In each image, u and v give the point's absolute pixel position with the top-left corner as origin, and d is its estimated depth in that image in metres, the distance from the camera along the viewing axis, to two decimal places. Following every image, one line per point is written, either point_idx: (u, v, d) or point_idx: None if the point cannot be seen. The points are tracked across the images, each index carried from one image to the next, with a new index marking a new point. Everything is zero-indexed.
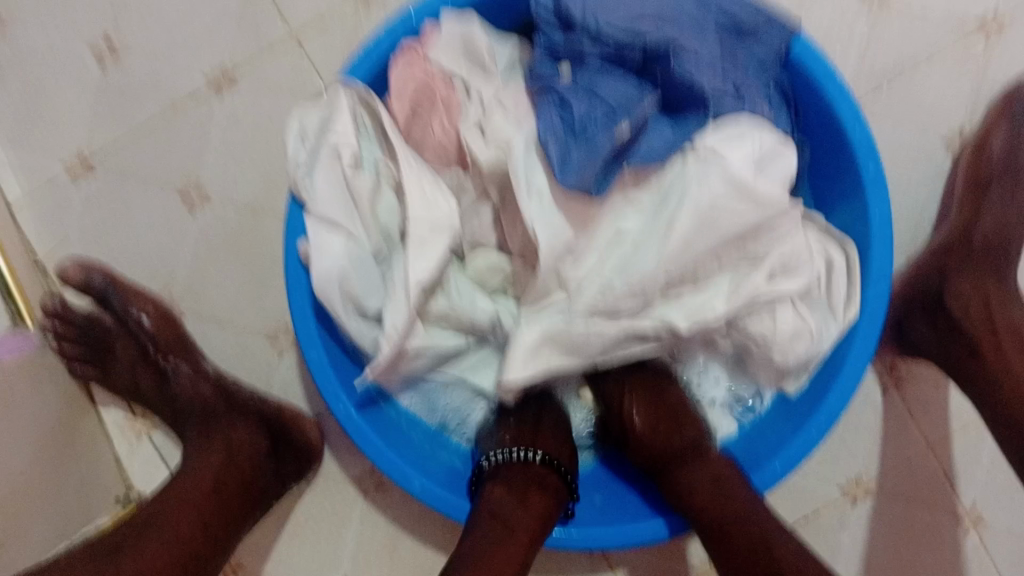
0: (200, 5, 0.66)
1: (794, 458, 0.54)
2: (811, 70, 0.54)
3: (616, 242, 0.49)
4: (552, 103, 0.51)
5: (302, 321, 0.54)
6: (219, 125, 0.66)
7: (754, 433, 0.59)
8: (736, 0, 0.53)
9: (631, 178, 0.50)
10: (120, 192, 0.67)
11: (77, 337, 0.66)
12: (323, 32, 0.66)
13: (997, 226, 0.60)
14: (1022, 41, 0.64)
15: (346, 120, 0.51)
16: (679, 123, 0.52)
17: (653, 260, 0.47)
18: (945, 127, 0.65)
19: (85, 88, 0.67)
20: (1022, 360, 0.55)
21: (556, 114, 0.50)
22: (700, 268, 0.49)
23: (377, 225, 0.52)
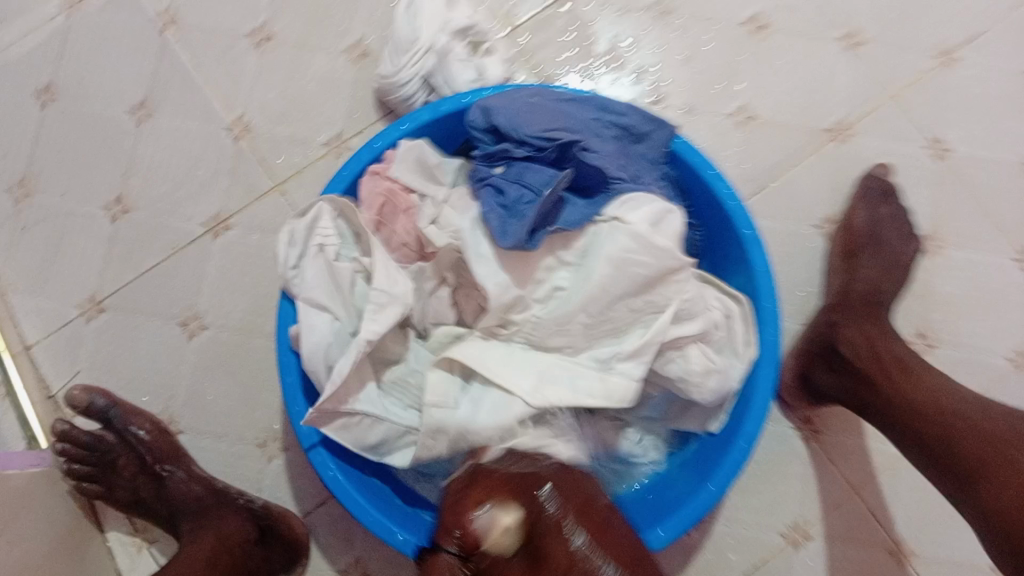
0: (199, 165, 0.81)
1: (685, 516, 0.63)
2: (696, 162, 0.68)
3: (554, 297, 0.63)
4: (487, 194, 0.63)
5: (293, 399, 0.63)
6: (215, 259, 0.78)
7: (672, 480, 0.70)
8: (628, 108, 0.66)
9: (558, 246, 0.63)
10: (126, 322, 0.78)
11: (83, 455, 0.71)
12: (301, 178, 0.80)
13: (869, 283, 0.72)
14: (867, 142, 0.82)
15: (324, 219, 0.64)
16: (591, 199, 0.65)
17: (579, 298, 0.60)
18: (819, 212, 0.80)
19: (99, 241, 0.79)
20: (907, 381, 0.64)
21: (490, 201, 0.63)
22: (618, 308, 0.61)
23: (352, 304, 0.63)
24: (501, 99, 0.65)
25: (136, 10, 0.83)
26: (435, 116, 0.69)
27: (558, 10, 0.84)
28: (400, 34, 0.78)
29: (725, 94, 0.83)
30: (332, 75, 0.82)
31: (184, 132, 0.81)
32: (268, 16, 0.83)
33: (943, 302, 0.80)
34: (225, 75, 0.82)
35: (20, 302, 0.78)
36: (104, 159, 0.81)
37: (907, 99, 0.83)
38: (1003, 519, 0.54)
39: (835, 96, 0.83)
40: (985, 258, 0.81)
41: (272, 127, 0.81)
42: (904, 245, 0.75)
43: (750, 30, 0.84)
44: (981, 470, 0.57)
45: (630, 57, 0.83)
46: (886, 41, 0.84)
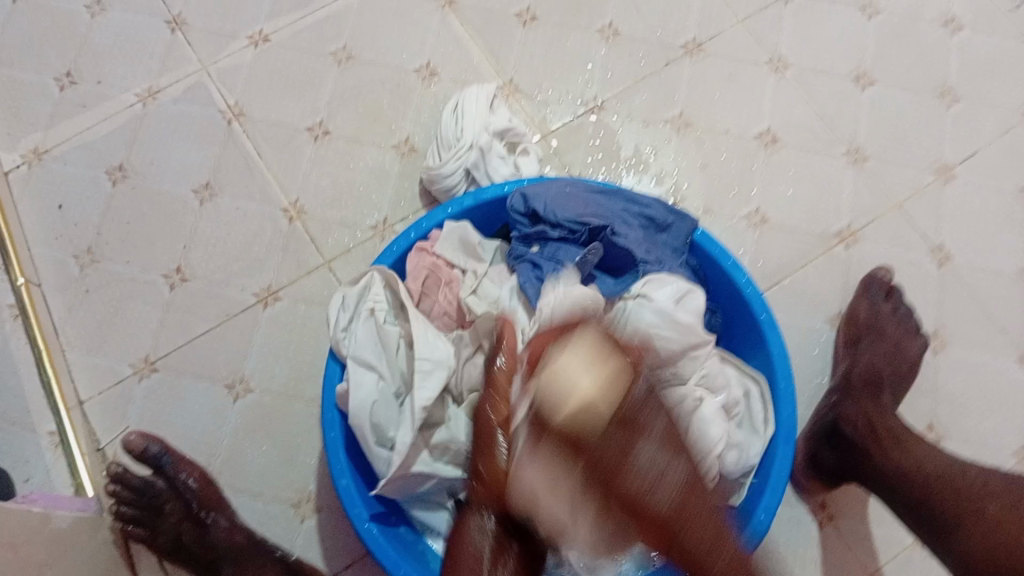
0: (253, 241, 0.87)
1: None
2: (713, 253, 0.75)
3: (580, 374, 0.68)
4: (528, 268, 0.74)
5: (335, 453, 0.66)
6: (262, 326, 0.84)
7: None
8: (654, 201, 0.75)
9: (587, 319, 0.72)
10: (173, 383, 0.82)
11: (132, 499, 0.75)
12: (348, 258, 0.87)
13: (868, 366, 0.78)
14: (872, 246, 0.89)
15: (378, 288, 0.70)
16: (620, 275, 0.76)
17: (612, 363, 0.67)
18: (827, 308, 0.86)
19: (156, 307, 0.84)
20: (899, 451, 0.69)
21: (533, 271, 0.73)
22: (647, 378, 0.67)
23: (396, 365, 0.68)
24: (540, 186, 0.74)
25: (207, 101, 0.91)
26: (478, 201, 0.76)
27: (588, 120, 0.92)
28: (445, 133, 0.88)
29: (741, 198, 0.90)
30: (381, 166, 0.90)
31: (241, 210, 0.88)
32: (326, 111, 0.91)
33: (952, 399, 0.84)
34: (284, 162, 0.90)
35: (76, 359, 0.82)
36: (166, 232, 0.87)
37: (910, 209, 0.90)
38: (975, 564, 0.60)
39: (842, 204, 0.90)
40: (987, 358, 0.86)
41: (324, 210, 0.88)
42: (905, 338, 0.81)
43: (762, 143, 0.92)
44: (961, 523, 0.62)
45: (652, 162, 0.91)
46: (886, 157, 0.92)
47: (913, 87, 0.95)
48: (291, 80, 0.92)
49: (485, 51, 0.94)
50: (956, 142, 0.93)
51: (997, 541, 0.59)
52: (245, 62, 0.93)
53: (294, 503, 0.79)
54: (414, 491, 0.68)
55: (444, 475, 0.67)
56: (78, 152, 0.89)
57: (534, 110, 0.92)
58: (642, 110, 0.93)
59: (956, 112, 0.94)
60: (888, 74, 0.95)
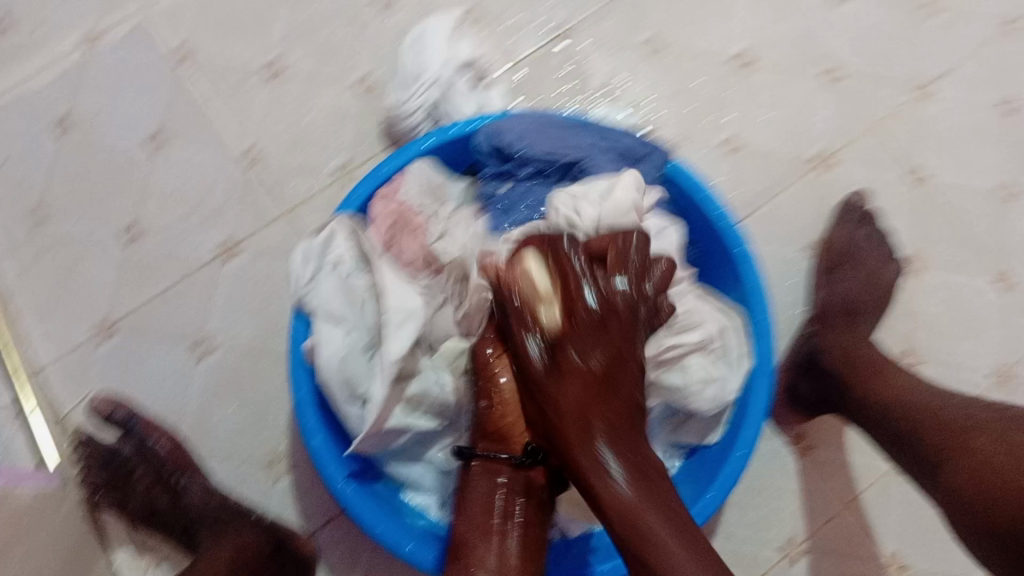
0: (209, 193, 0.83)
1: (712, 504, 0.64)
2: (687, 185, 0.72)
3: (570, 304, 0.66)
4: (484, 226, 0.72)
5: (303, 414, 0.64)
6: (225, 283, 0.81)
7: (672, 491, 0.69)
8: (627, 134, 0.72)
9: None
10: (135, 344, 0.79)
11: (100, 465, 0.74)
12: (308, 206, 0.83)
13: (843, 298, 0.78)
14: (848, 171, 0.87)
15: (340, 240, 0.66)
16: None
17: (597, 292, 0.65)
18: (803, 236, 0.84)
19: (111, 267, 0.81)
20: (879, 382, 0.70)
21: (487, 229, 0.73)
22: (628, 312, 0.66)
23: (364, 319, 0.65)
24: (507, 122, 0.71)
25: (150, 45, 0.86)
26: (440, 142, 0.73)
27: (556, 50, 0.88)
28: (408, 66, 0.82)
29: (714, 126, 0.87)
30: (338, 108, 0.86)
31: (194, 161, 0.84)
32: (277, 52, 0.87)
33: (928, 323, 0.84)
34: (235, 107, 0.85)
35: (33, 325, 0.79)
36: (116, 188, 0.83)
37: (886, 131, 0.88)
38: (957, 493, 0.59)
39: (818, 127, 0.87)
40: (965, 280, 0.85)
41: (280, 157, 0.84)
42: (882, 264, 0.80)
43: (733, 67, 0.89)
44: (946, 455, 0.61)
45: (624, 90, 0.88)
46: (863, 76, 0.89)
47: (888, 1, 0.91)
48: (237, 19, 0.87)
49: None
50: (934, 59, 0.90)
51: (978, 471, 0.58)
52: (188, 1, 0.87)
53: (266, 459, 0.77)
54: (389, 446, 0.66)
55: (419, 427, 0.66)
56: (17, 106, 0.84)
57: (499, 41, 0.88)
58: (609, 36, 0.89)
59: (936, 25, 0.91)
60: None
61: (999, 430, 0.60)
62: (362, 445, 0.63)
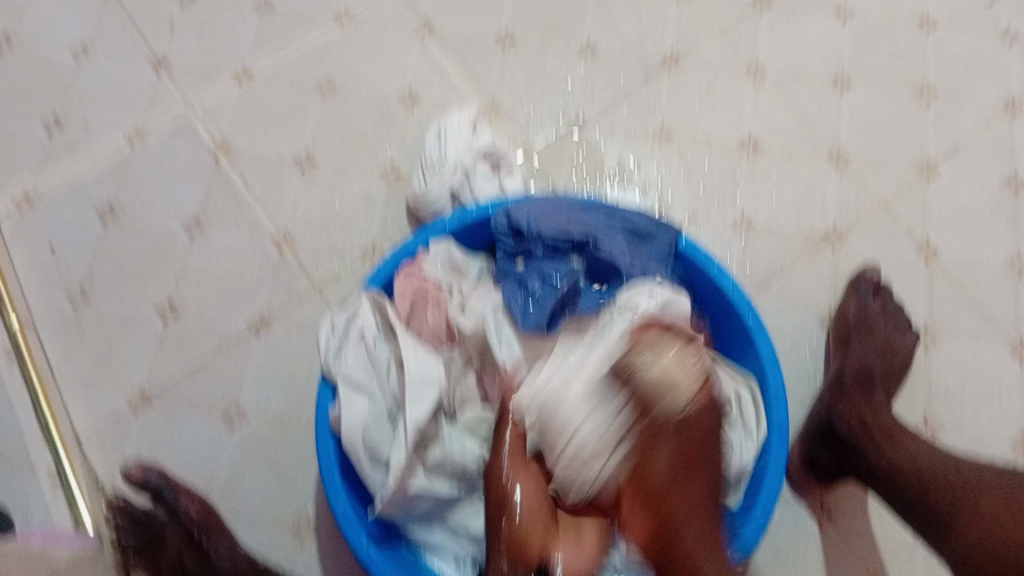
0: (243, 271, 0.88)
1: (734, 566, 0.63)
2: (698, 261, 0.75)
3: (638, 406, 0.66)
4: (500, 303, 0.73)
5: (330, 478, 0.66)
6: (256, 356, 0.84)
7: None
8: (636, 213, 0.77)
9: (571, 325, 0.72)
10: (170, 416, 0.82)
11: (133, 530, 0.74)
12: (338, 283, 0.87)
13: (857, 365, 0.77)
14: (857, 247, 0.89)
15: (366, 312, 0.70)
16: (608, 284, 0.77)
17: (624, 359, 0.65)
18: (816, 309, 0.87)
19: (149, 343, 0.85)
20: (895, 449, 0.69)
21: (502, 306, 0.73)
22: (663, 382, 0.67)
23: (388, 386, 0.69)
24: (522, 206, 0.75)
25: (194, 136, 0.93)
26: (461, 221, 0.77)
27: (570, 137, 0.93)
28: (429, 156, 0.88)
29: (726, 204, 0.91)
30: (368, 192, 0.91)
31: (232, 242, 0.89)
32: (312, 141, 0.93)
33: (948, 393, 0.84)
34: (271, 193, 0.90)
35: (73, 399, 0.83)
36: (158, 268, 0.88)
37: (895, 208, 0.91)
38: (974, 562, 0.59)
39: (827, 206, 0.91)
40: (981, 351, 0.86)
41: (311, 237, 0.89)
42: (896, 335, 0.81)
43: (743, 150, 0.93)
44: (957, 522, 0.61)
45: (636, 175, 0.92)
46: (869, 157, 0.93)
47: (890, 86, 0.96)
48: (276, 112, 0.93)
49: (466, 73, 0.95)
50: (937, 141, 0.94)
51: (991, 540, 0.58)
52: (231, 97, 0.94)
53: (292, 529, 0.79)
54: (412, 512, 0.67)
55: (440, 492, 0.67)
56: (70, 193, 0.90)
57: (517, 130, 0.93)
58: (624, 123, 0.94)
59: (937, 110, 0.95)
60: (868, 75, 0.96)
61: (1008, 492, 0.60)
62: (386, 508, 0.65)
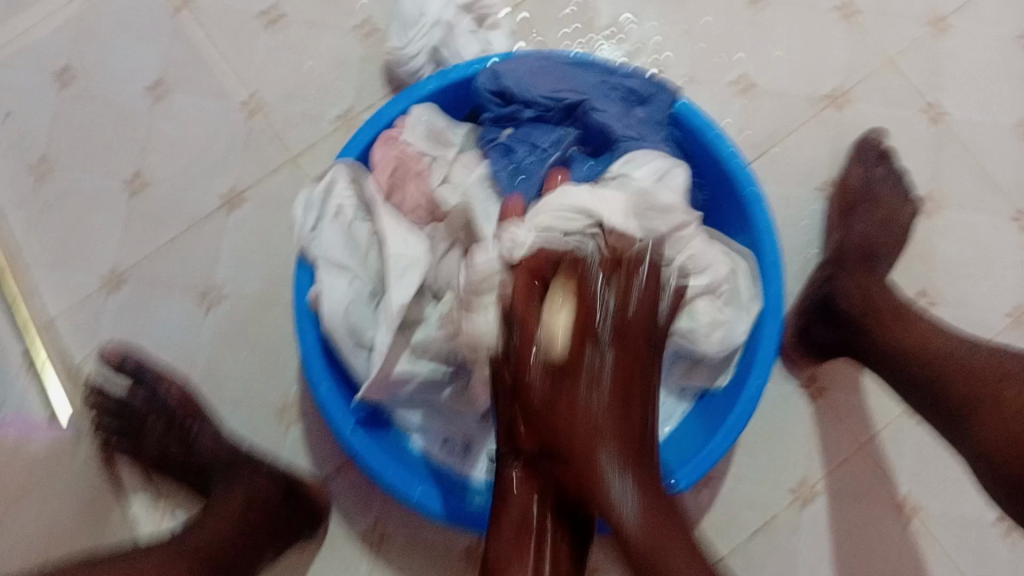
0: (213, 140, 0.82)
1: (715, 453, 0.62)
2: (698, 127, 0.70)
3: None
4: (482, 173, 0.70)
5: (311, 361, 0.64)
6: (232, 231, 0.80)
7: (682, 440, 0.69)
8: (633, 73, 0.72)
9: None
10: (144, 294, 0.80)
11: (112, 415, 0.73)
12: (314, 153, 0.82)
13: (861, 241, 0.75)
14: (862, 110, 0.84)
15: (344, 186, 0.66)
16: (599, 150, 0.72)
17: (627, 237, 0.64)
18: (815, 177, 0.83)
19: (119, 217, 0.81)
20: (901, 328, 0.67)
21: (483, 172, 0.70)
22: None
23: (369, 266, 0.66)
24: (509, 64, 0.70)
25: None
26: (442, 85, 0.72)
27: None
28: (406, 11, 0.81)
29: (726, 63, 0.85)
30: (341, 53, 0.84)
31: (198, 109, 0.83)
32: None
33: (946, 263, 0.82)
34: (238, 54, 0.84)
35: (43, 277, 0.80)
36: (120, 137, 0.82)
37: (904, 67, 0.85)
38: (982, 442, 0.58)
39: (833, 64, 0.85)
40: (984, 220, 0.83)
41: (282, 103, 0.83)
42: (900, 204, 0.78)
43: (746, 4, 0.86)
44: (968, 406, 0.59)
45: (631, 31, 0.85)
46: (880, 11, 0.86)
47: None
48: None
49: None
50: None
51: (1016, 421, 0.56)
52: None
53: (279, 405, 0.78)
54: (398, 396, 0.66)
55: (425, 374, 0.65)
56: (20, 56, 0.83)
57: None
58: None
59: None
60: None
61: None
62: (372, 394, 0.64)
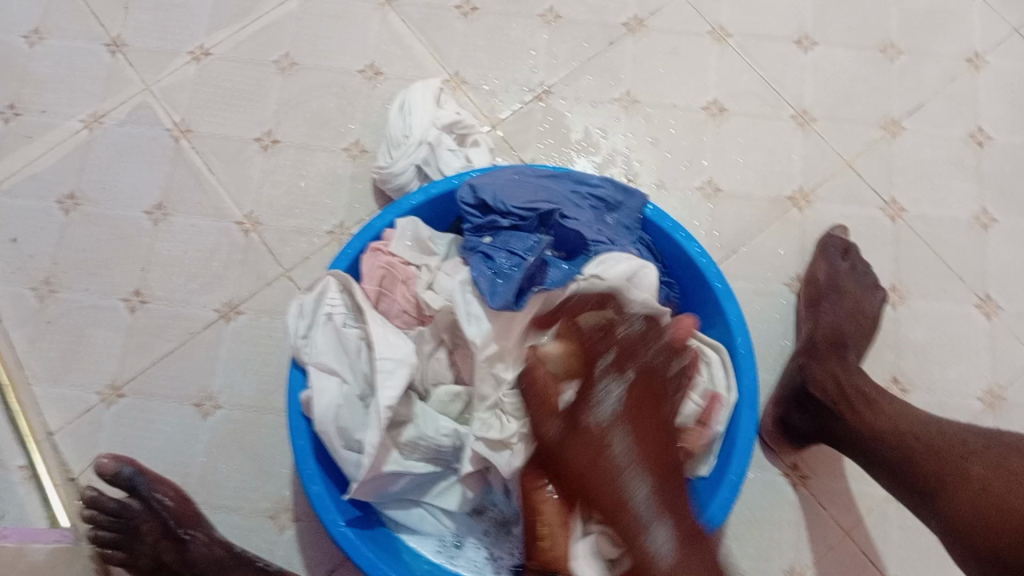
0: (210, 255, 0.87)
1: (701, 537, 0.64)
2: (667, 229, 0.76)
3: None
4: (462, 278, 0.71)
5: (304, 462, 0.66)
6: (227, 342, 0.83)
7: None
8: (602, 182, 0.76)
9: None
10: (141, 407, 0.82)
11: (108, 523, 0.72)
12: (307, 265, 0.87)
13: (830, 329, 0.79)
14: (825, 209, 0.89)
15: (334, 293, 0.70)
16: (573, 257, 0.75)
17: None
18: (784, 272, 0.87)
19: (118, 331, 0.84)
20: (872, 412, 0.69)
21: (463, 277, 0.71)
22: None
23: (358, 367, 0.68)
24: (487, 177, 0.74)
25: (153, 119, 0.91)
26: (427, 196, 0.77)
27: (536, 108, 0.92)
28: (392, 133, 0.87)
29: (693, 170, 0.90)
30: (332, 172, 0.90)
31: (196, 228, 0.88)
32: (272, 122, 0.91)
33: (916, 350, 0.85)
34: (234, 176, 0.89)
35: (43, 392, 0.82)
36: (121, 256, 0.87)
37: (861, 167, 0.91)
38: (959, 522, 0.60)
39: (794, 167, 0.91)
40: (949, 307, 0.87)
41: (277, 220, 0.88)
42: (866, 294, 0.82)
43: (709, 115, 0.92)
44: (943, 481, 0.62)
45: (603, 141, 0.91)
46: (834, 117, 0.93)
47: (853, 47, 0.95)
48: (234, 93, 0.92)
49: (427, 47, 0.94)
50: (901, 99, 0.94)
51: (982, 498, 0.59)
52: (188, 81, 0.92)
53: (272, 511, 0.79)
54: (388, 492, 0.68)
55: (416, 471, 0.68)
56: (30, 182, 0.88)
57: (481, 102, 0.92)
58: (588, 92, 0.93)
59: (900, 66, 0.95)
60: (831, 35, 0.95)
61: (993, 456, 0.61)
62: (361, 491, 0.66)
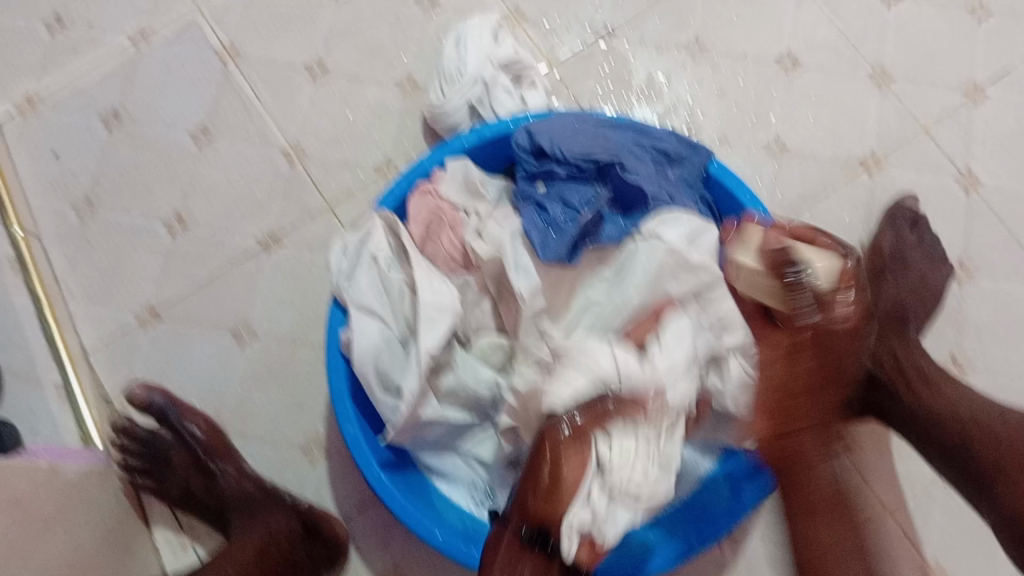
0: (253, 183, 0.84)
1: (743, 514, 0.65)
2: (729, 186, 0.72)
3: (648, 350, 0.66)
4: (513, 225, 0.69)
5: (340, 402, 0.65)
6: (267, 273, 0.82)
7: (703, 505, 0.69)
8: (665, 133, 0.72)
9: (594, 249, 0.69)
10: (177, 333, 0.81)
11: (138, 450, 0.75)
12: (350, 199, 0.84)
13: (892, 303, 0.75)
14: (895, 175, 0.85)
15: (380, 232, 0.67)
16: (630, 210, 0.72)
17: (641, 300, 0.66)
18: (847, 239, 0.83)
19: (158, 255, 0.83)
20: (931, 394, 0.66)
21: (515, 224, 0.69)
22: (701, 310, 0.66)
23: (401, 309, 0.66)
24: (545, 123, 0.71)
25: (202, 38, 0.88)
26: (479, 137, 0.74)
27: (597, 48, 0.88)
28: (446, 67, 0.83)
29: (759, 126, 0.86)
30: (382, 104, 0.86)
31: (241, 154, 0.85)
32: (324, 47, 0.88)
33: (979, 331, 0.81)
34: (282, 102, 0.86)
35: (80, 311, 0.81)
36: (163, 178, 0.85)
37: (938, 133, 0.86)
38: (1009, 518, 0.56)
39: (867, 129, 0.86)
40: (1017, 287, 0.82)
41: (323, 150, 0.85)
42: (930, 270, 0.78)
43: (781, 67, 0.87)
44: (999, 472, 0.58)
45: (667, 88, 0.87)
46: (913, 77, 0.87)
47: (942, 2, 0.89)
48: (285, 16, 0.88)
49: None
50: (988, 62, 0.88)
51: None
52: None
53: (304, 448, 0.78)
54: (424, 437, 0.67)
55: (452, 419, 0.66)
56: (73, 96, 0.86)
57: (540, 38, 0.88)
58: (654, 35, 0.88)
59: (989, 27, 0.88)
60: None
61: None
62: (398, 434, 0.64)
